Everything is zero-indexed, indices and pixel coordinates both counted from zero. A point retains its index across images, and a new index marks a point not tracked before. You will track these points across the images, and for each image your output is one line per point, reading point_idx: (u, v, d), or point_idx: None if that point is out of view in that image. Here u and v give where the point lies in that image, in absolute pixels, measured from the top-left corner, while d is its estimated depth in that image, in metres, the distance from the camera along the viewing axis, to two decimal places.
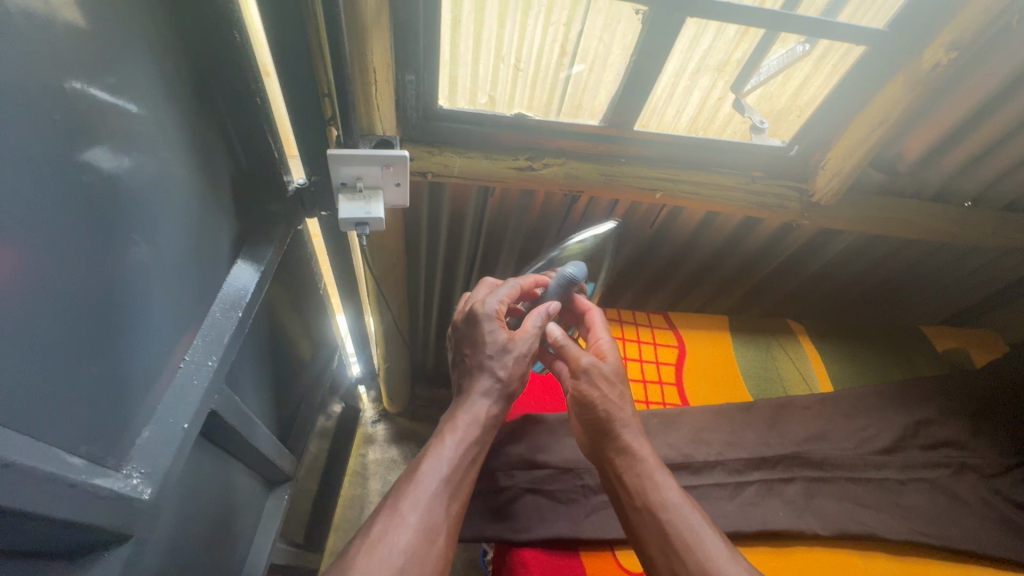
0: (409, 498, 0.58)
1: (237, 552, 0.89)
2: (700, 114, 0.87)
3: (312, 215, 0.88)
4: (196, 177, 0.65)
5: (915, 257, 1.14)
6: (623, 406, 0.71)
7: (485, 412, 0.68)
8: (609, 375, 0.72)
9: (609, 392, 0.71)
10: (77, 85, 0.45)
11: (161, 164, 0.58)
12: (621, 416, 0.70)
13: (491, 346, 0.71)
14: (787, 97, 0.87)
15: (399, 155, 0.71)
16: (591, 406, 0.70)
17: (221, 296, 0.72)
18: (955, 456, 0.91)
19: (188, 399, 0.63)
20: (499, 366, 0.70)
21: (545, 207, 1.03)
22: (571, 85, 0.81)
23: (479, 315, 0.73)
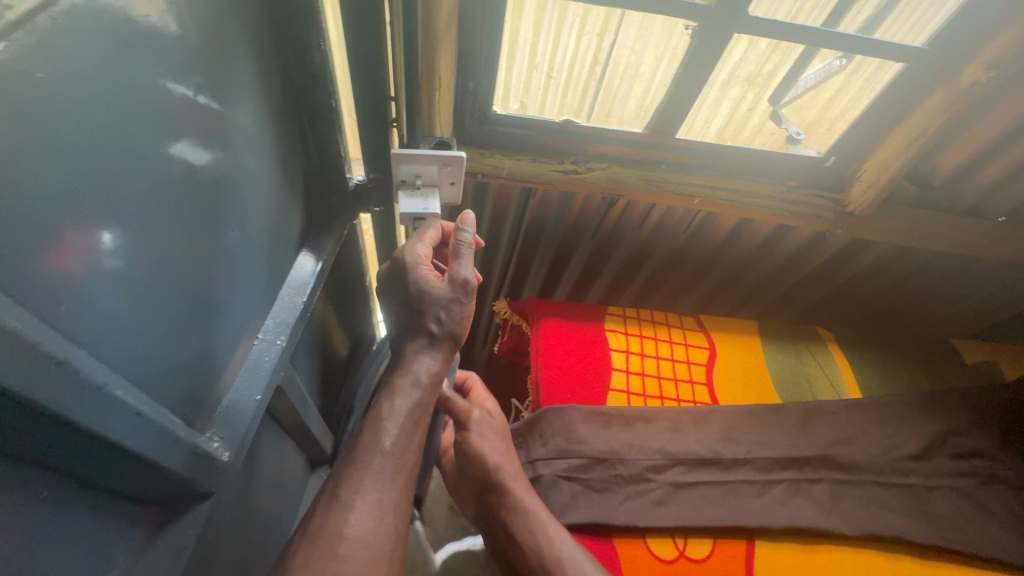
0: (352, 481, 0.61)
1: (285, 524, 0.94)
2: (729, 124, 0.91)
3: (367, 210, 0.94)
4: (274, 171, 0.70)
5: (946, 271, 1.15)
6: (510, 462, 0.80)
7: (426, 368, 0.68)
8: (493, 432, 0.83)
9: (495, 448, 0.81)
10: (181, 89, 0.49)
11: (247, 160, 0.63)
12: (509, 473, 0.79)
13: (420, 296, 0.68)
14: (819, 108, 0.89)
15: (457, 155, 0.76)
16: (482, 460, 0.78)
17: (288, 282, 0.78)
18: (983, 466, 0.93)
19: (260, 374, 0.68)
20: (434, 317, 0.69)
21: (583, 210, 1.07)
22: (602, 93, 0.85)
23: (409, 263, 0.70)
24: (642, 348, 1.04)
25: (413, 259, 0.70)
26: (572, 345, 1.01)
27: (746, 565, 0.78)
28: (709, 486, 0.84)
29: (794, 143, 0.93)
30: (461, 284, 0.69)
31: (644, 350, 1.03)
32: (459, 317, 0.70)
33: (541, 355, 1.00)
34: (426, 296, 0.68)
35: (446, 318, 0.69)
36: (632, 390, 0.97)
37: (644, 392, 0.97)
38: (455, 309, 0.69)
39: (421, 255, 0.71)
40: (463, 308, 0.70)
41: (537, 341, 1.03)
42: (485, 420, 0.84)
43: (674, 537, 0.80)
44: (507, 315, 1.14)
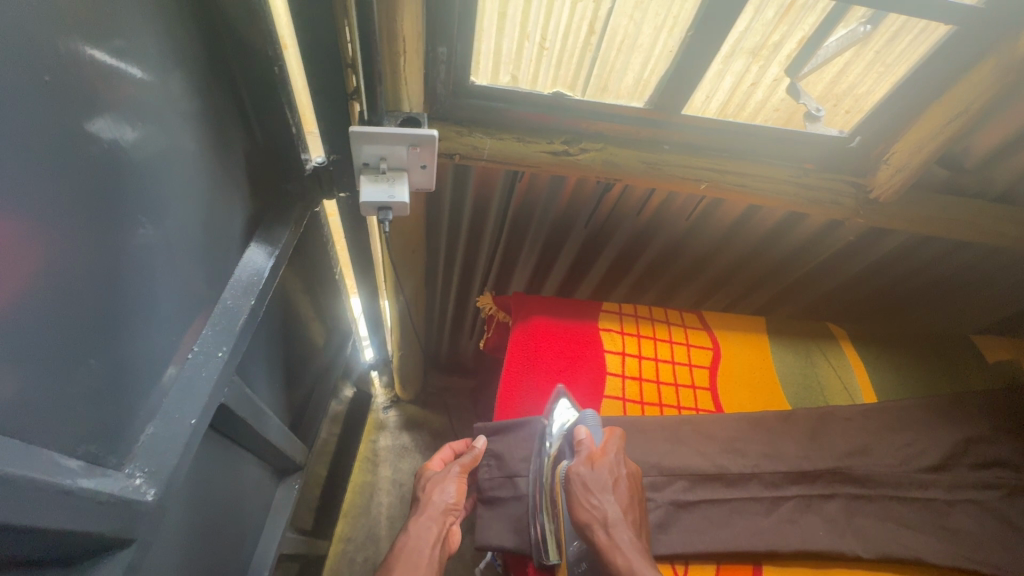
0: None
1: (247, 543, 0.86)
2: (730, 100, 0.80)
3: (329, 196, 0.83)
4: (205, 152, 0.59)
5: (967, 261, 1.06)
6: (612, 516, 0.63)
7: (440, 497, 0.77)
8: (594, 479, 0.66)
9: (605, 501, 0.64)
10: (54, 53, 0.37)
11: (167, 141, 0.52)
12: (605, 532, 0.62)
13: (431, 476, 0.81)
14: (826, 82, 0.77)
15: (429, 135, 0.65)
16: (580, 517, 0.64)
17: (233, 281, 0.67)
18: (1008, 477, 0.85)
19: (196, 393, 0.58)
20: (432, 492, 0.77)
21: (575, 194, 0.97)
22: (598, 65, 0.73)
23: (419, 481, 0.83)
24: (639, 349, 0.94)
25: (424, 471, 0.84)
26: (562, 346, 0.92)
27: None
28: (712, 505, 0.76)
29: (813, 120, 0.78)
30: (452, 465, 0.81)
31: (641, 352, 0.94)
32: (449, 486, 0.78)
33: (528, 359, 0.89)
34: (429, 482, 0.80)
35: (437, 494, 0.77)
36: (628, 397, 0.88)
37: (640, 399, 0.88)
38: (448, 484, 0.78)
39: (433, 464, 0.84)
40: (451, 483, 0.79)
41: (523, 341, 0.93)
42: (588, 466, 0.67)
43: (673, 564, 0.72)
44: (492, 311, 1.04)
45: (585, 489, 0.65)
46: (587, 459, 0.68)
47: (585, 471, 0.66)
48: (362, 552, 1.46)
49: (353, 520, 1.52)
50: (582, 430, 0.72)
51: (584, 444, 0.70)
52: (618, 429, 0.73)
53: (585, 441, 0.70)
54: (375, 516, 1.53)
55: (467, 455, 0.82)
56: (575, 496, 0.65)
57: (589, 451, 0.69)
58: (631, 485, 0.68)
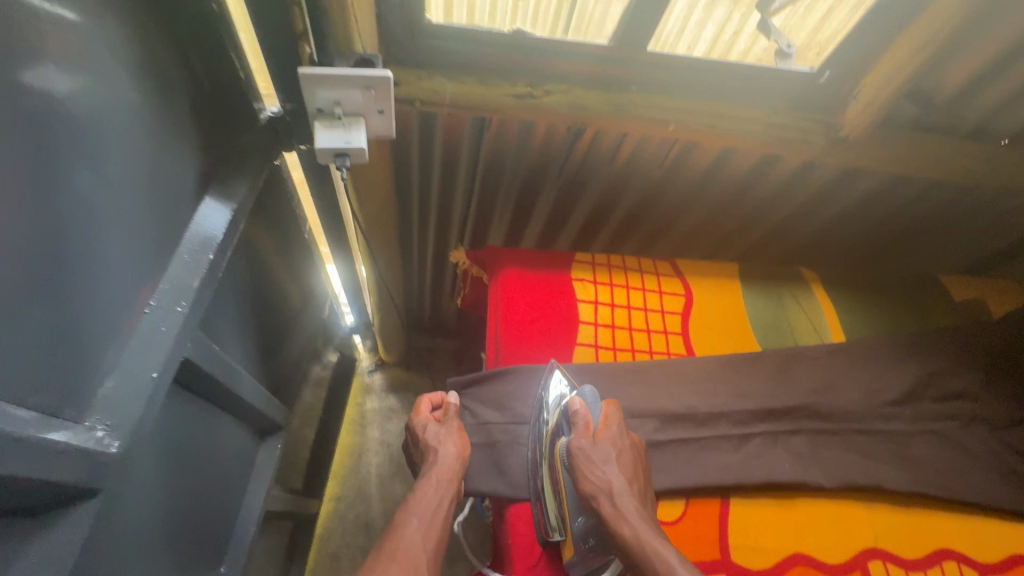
0: (400, 539, 0.63)
1: (232, 500, 0.88)
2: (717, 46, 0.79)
3: (290, 148, 0.80)
4: (153, 100, 0.56)
5: (939, 202, 1.07)
6: (617, 486, 0.63)
7: (450, 451, 0.73)
8: (597, 452, 0.66)
9: (612, 473, 0.64)
10: None
11: (108, 82, 0.49)
12: (611, 502, 0.62)
13: (432, 427, 0.78)
14: (808, 31, 0.79)
15: (382, 75, 0.62)
16: (587, 486, 0.64)
17: (188, 237, 0.63)
18: (967, 408, 0.89)
19: (157, 347, 0.58)
20: (438, 442, 0.74)
21: (545, 143, 0.95)
22: (577, 11, 0.72)
23: (417, 431, 0.78)
24: (612, 298, 0.94)
25: (418, 423, 0.79)
26: (535, 297, 0.91)
27: (720, 525, 0.74)
28: (682, 444, 0.79)
29: (784, 58, 0.78)
30: (451, 420, 0.78)
31: (613, 300, 0.94)
32: (455, 439, 0.75)
33: (501, 311, 0.89)
34: (431, 437, 0.76)
35: (443, 447, 0.74)
36: (601, 344, 0.89)
37: (612, 345, 0.89)
38: (451, 436, 0.76)
39: (422, 417, 0.80)
40: (455, 438, 0.75)
41: (496, 294, 0.93)
42: (588, 440, 0.68)
43: None
44: (466, 266, 1.03)
45: (588, 461, 0.65)
46: (586, 432, 0.68)
47: (588, 446, 0.66)
48: (353, 510, 1.50)
49: (343, 480, 1.55)
50: (577, 401, 0.72)
51: (582, 415, 0.70)
52: (614, 401, 0.73)
53: (583, 410, 0.70)
54: (365, 476, 1.56)
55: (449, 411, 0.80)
56: (580, 468, 0.65)
57: (587, 425, 0.70)
58: (634, 456, 0.69)
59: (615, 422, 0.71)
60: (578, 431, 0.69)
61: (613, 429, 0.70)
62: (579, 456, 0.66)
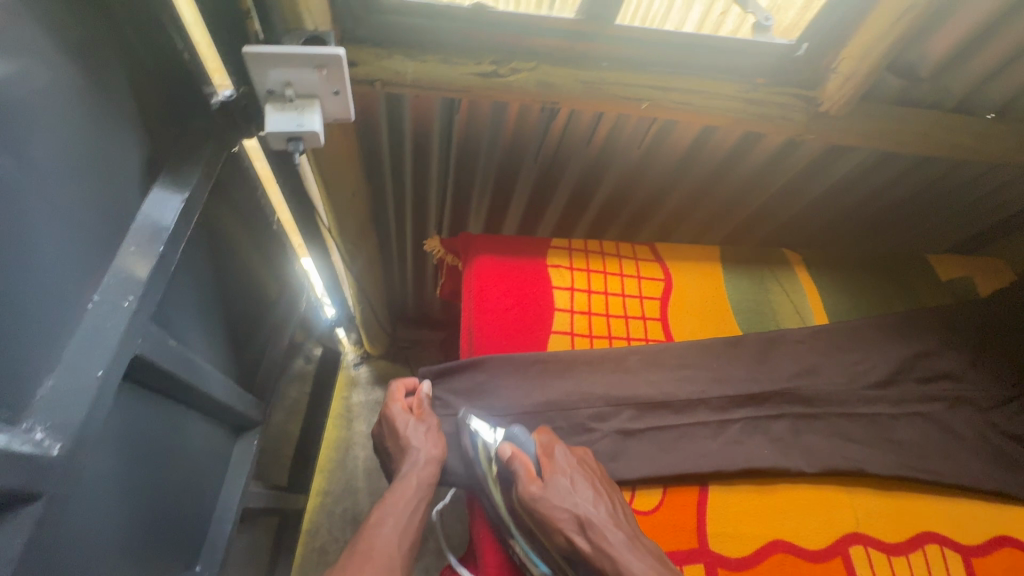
0: (368, 548, 0.60)
1: (204, 499, 0.86)
2: (705, 22, 0.76)
3: (248, 135, 0.76)
4: (93, 84, 0.53)
5: (924, 180, 1.05)
6: (587, 517, 0.61)
7: (427, 451, 0.70)
8: (554, 491, 0.63)
9: (580, 508, 0.62)
10: None
11: (42, 63, 0.46)
12: (590, 537, 0.60)
13: (411, 422, 0.73)
14: (796, 11, 0.77)
15: (333, 53, 0.59)
16: (562, 530, 0.61)
17: (134, 229, 0.60)
18: (952, 389, 0.88)
19: (102, 344, 0.55)
20: (418, 440, 0.70)
21: (519, 125, 0.92)
22: None
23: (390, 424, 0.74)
24: (589, 284, 0.92)
25: (394, 413, 0.75)
26: (509, 285, 0.89)
27: (698, 513, 0.72)
28: (660, 431, 0.77)
29: (762, 32, 0.78)
30: (428, 418, 0.75)
31: (590, 287, 0.92)
32: (434, 438, 0.72)
33: (474, 299, 0.87)
34: (405, 433, 0.72)
35: (419, 447, 0.70)
36: (577, 332, 0.87)
37: (589, 332, 0.87)
38: (429, 433, 0.72)
39: (399, 408, 0.75)
40: (431, 437, 0.72)
41: (470, 282, 0.90)
42: (537, 482, 0.64)
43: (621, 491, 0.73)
44: (441, 255, 1.00)
45: (550, 504, 0.62)
46: (534, 475, 0.64)
47: (542, 490, 0.63)
48: (340, 504, 1.48)
49: (330, 475, 1.53)
50: (508, 446, 0.68)
51: (520, 461, 0.66)
52: (546, 429, 0.71)
53: (521, 459, 0.65)
54: (352, 470, 1.54)
55: (423, 407, 0.76)
56: (546, 515, 0.62)
57: (529, 468, 0.65)
58: (586, 473, 0.67)
59: (553, 454, 0.67)
60: (523, 478, 0.64)
61: (557, 461, 0.66)
62: (539, 504, 0.62)
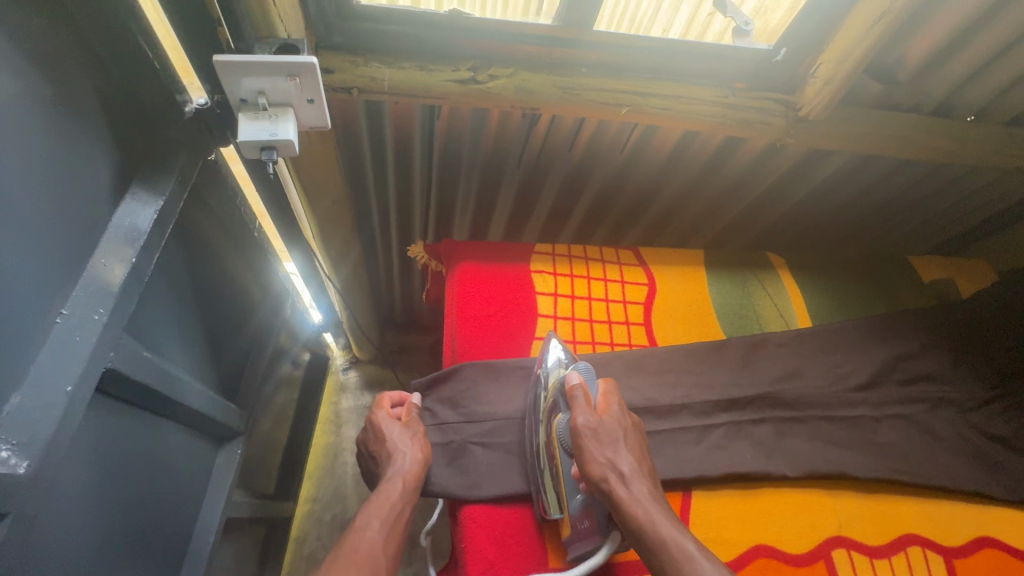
0: (358, 543, 0.58)
1: (185, 510, 0.85)
2: (689, 29, 0.76)
3: (224, 142, 0.75)
4: (60, 94, 0.52)
5: (905, 182, 1.05)
6: (625, 467, 0.60)
7: (413, 456, 0.69)
8: (604, 431, 0.63)
9: (621, 454, 0.61)
10: None
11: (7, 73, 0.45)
12: (621, 484, 0.59)
13: (397, 427, 0.73)
14: (782, 13, 0.76)
15: (306, 61, 0.58)
16: (596, 466, 0.60)
17: (105, 241, 0.59)
18: (933, 391, 0.88)
19: (71, 359, 0.54)
20: (406, 444, 0.70)
21: (501, 131, 0.91)
22: None
23: (376, 428, 0.73)
24: (572, 290, 0.92)
25: (380, 418, 0.74)
26: (491, 290, 0.88)
27: (681, 519, 0.72)
28: (643, 437, 0.77)
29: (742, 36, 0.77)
30: (415, 424, 0.74)
31: (573, 292, 0.92)
32: (421, 444, 0.71)
33: (456, 306, 0.87)
34: (393, 437, 0.71)
35: (407, 451, 0.70)
36: (560, 338, 0.86)
37: (572, 337, 0.87)
38: (417, 440, 0.72)
39: (386, 413, 0.75)
40: (418, 443, 0.71)
41: (452, 288, 0.90)
42: (593, 415, 0.64)
43: None
44: (424, 261, 1.00)
45: (593, 439, 0.62)
46: (589, 410, 0.65)
47: (594, 424, 0.63)
48: (329, 511, 1.47)
49: (319, 481, 1.52)
50: (578, 377, 0.69)
51: (585, 393, 0.67)
52: (614, 379, 0.71)
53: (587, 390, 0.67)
54: (341, 476, 1.53)
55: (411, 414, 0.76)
56: (585, 448, 0.62)
57: (590, 403, 0.66)
58: (636, 435, 0.66)
59: (613, 402, 0.68)
60: (581, 409, 0.65)
61: (614, 409, 0.67)
62: (584, 435, 0.63)
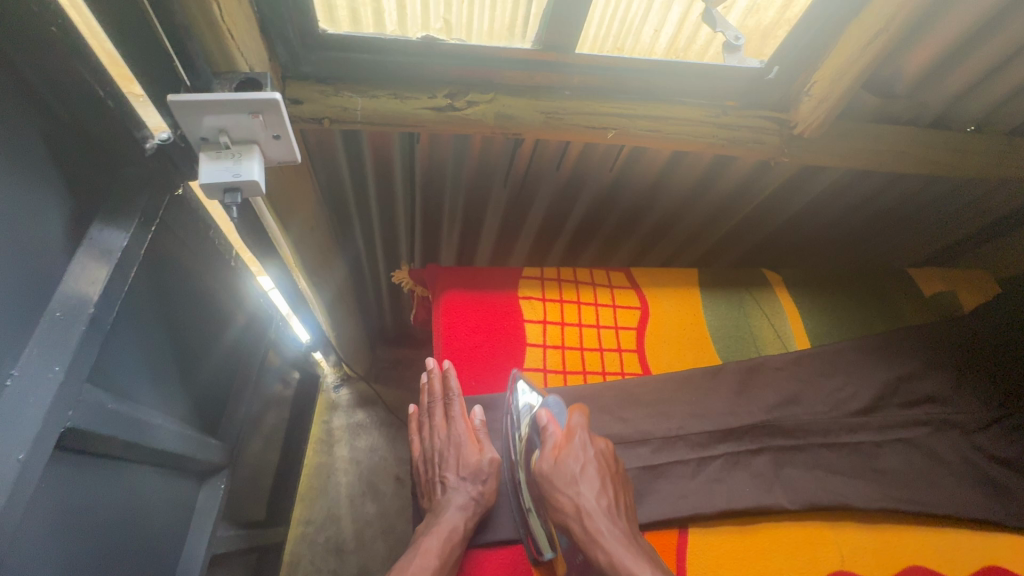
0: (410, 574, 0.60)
1: (164, 555, 0.82)
2: (679, 34, 0.70)
3: (188, 175, 0.72)
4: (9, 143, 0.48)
5: (902, 194, 1.02)
6: (584, 505, 0.59)
7: (471, 490, 0.67)
8: (560, 472, 0.61)
9: (583, 492, 0.60)
10: None
11: None
12: (582, 524, 0.58)
13: (474, 452, 0.70)
14: (774, 11, 0.70)
15: (269, 98, 0.54)
16: (560, 508, 0.60)
17: (60, 294, 0.55)
18: (936, 413, 0.85)
19: (23, 423, 0.50)
20: (469, 475, 0.68)
21: (484, 153, 0.88)
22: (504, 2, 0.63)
23: (447, 443, 0.72)
24: (562, 317, 0.89)
25: (457, 432, 0.72)
26: (478, 320, 0.85)
27: (679, 560, 0.69)
28: (637, 473, 0.74)
29: (732, 51, 0.72)
30: (486, 446, 0.71)
31: (563, 319, 0.89)
32: (486, 475, 0.69)
33: (441, 338, 0.84)
34: (457, 462, 0.70)
35: (470, 482, 0.68)
36: (549, 368, 0.83)
37: (563, 367, 0.84)
38: (483, 470, 0.69)
39: (461, 429, 0.72)
40: (485, 472, 0.69)
41: (438, 318, 0.87)
42: (552, 458, 0.63)
43: None
44: (409, 286, 0.97)
45: (554, 484, 0.61)
46: (549, 452, 0.64)
47: (552, 470, 0.62)
48: (322, 533, 1.44)
49: (311, 503, 1.48)
50: (543, 414, 0.68)
51: (547, 432, 0.65)
52: (580, 408, 0.68)
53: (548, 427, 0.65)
54: (334, 497, 1.50)
55: (479, 432, 0.73)
56: (549, 492, 0.61)
57: (552, 442, 0.65)
58: (605, 466, 0.64)
59: (577, 435, 0.65)
60: (543, 456, 0.64)
61: (577, 443, 0.64)
62: (545, 481, 0.62)
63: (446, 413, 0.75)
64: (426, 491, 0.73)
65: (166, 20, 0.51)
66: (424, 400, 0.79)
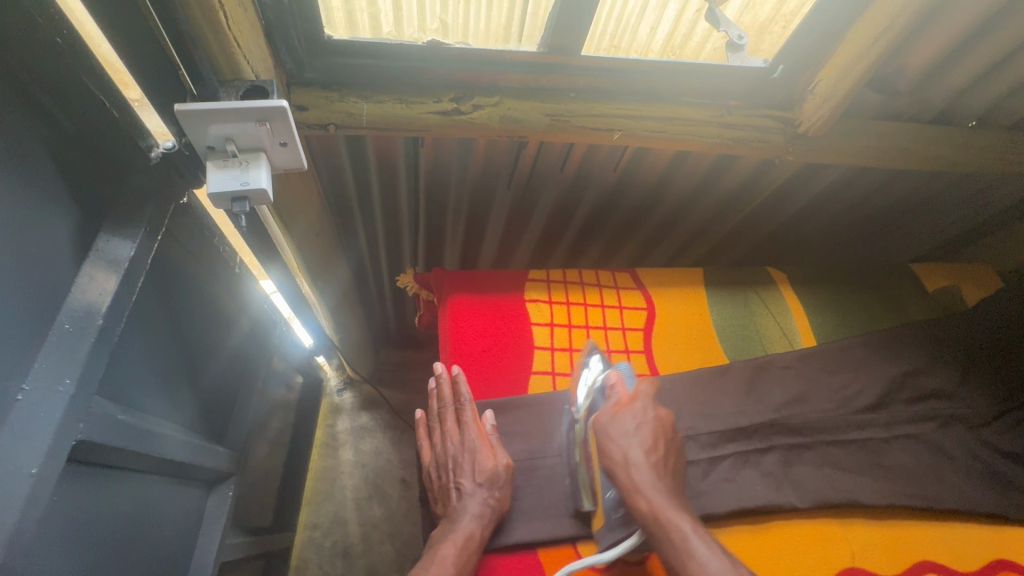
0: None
1: (174, 562, 0.81)
2: (675, 33, 0.70)
3: (193, 183, 0.71)
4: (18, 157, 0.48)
5: (904, 189, 1.03)
6: (633, 458, 0.62)
7: (485, 497, 0.67)
8: (617, 426, 0.65)
9: (634, 444, 0.63)
10: None
11: None
12: (629, 473, 0.62)
13: (488, 457, 0.70)
14: (771, 7, 0.70)
15: (276, 106, 0.54)
16: (608, 453, 0.64)
17: (68, 305, 0.55)
18: (942, 408, 0.85)
19: (33, 437, 0.50)
20: (484, 481, 0.68)
21: (488, 156, 0.88)
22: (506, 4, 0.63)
23: (461, 448, 0.71)
24: (568, 318, 0.89)
25: (470, 438, 0.71)
26: (486, 324, 0.85)
27: None
28: None
29: (736, 50, 0.72)
30: (498, 452, 0.71)
31: (570, 321, 0.89)
32: (500, 482, 0.69)
33: (449, 343, 0.84)
34: (471, 468, 0.69)
35: (484, 488, 0.67)
36: (557, 371, 0.83)
37: (571, 369, 0.84)
38: (497, 476, 0.69)
39: (473, 435, 0.72)
40: (500, 478, 0.69)
41: (445, 322, 0.87)
42: (612, 412, 0.67)
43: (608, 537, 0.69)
44: (415, 290, 0.96)
45: (609, 434, 0.65)
46: (610, 406, 0.68)
47: (609, 422, 0.66)
48: (329, 537, 1.44)
49: (317, 507, 1.48)
50: (615, 375, 0.71)
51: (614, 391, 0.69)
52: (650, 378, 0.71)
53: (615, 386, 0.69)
54: (340, 501, 1.50)
55: (490, 438, 0.73)
56: (601, 440, 0.65)
57: (617, 399, 0.69)
58: (661, 429, 0.67)
59: (642, 398, 0.68)
60: (604, 409, 0.68)
61: (638, 404, 0.68)
62: (601, 428, 0.66)
63: (457, 418, 0.75)
64: (438, 497, 0.72)
65: (171, 30, 0.51)
66: (433, 405, 0.78)
